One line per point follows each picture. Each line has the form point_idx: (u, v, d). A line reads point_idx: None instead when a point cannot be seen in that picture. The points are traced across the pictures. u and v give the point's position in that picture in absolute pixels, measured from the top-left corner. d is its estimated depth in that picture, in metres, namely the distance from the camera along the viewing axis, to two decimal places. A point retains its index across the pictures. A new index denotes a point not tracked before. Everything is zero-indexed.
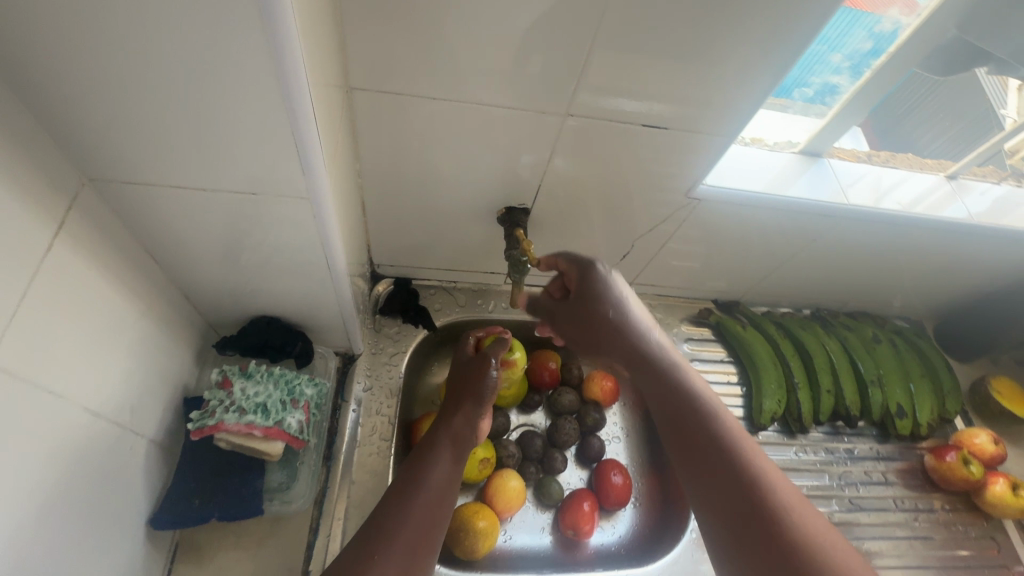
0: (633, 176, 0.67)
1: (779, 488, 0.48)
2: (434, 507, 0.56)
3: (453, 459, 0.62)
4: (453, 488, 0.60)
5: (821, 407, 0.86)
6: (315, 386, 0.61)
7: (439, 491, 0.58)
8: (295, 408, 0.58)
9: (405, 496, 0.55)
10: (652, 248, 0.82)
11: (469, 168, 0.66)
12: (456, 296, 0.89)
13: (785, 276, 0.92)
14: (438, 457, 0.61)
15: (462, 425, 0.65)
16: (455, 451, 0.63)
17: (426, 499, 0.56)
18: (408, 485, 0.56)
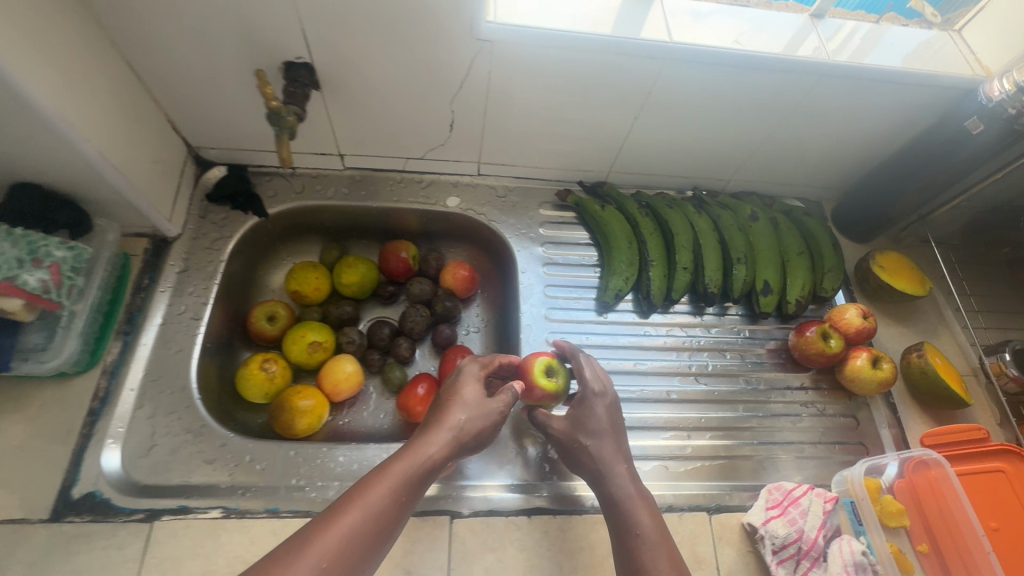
0: (406, 15, 0.60)
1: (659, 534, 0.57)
2: (369, 535, 0.50)
3: (409, 493, 0.54)
4: (399, 520, 0.53)
5: (675, 285, 0.81)
6: (70, 250, 0.60)
7: (383, 521, 0.51)
8: (38, 267, 0.57)
9: (341, 514, 0.50)
10: (477, 114, 0.75)
11: (219, 13, 0.59)
12: (293, 182, 0.85)
13: (646, 147, 0.84)
14: (393, 484, 0.53)
15: (433, 459, 0.57)
16: (418, 484, 0.55)
17: (365, 530, 0.50)
18: (353, 502, 0.51)
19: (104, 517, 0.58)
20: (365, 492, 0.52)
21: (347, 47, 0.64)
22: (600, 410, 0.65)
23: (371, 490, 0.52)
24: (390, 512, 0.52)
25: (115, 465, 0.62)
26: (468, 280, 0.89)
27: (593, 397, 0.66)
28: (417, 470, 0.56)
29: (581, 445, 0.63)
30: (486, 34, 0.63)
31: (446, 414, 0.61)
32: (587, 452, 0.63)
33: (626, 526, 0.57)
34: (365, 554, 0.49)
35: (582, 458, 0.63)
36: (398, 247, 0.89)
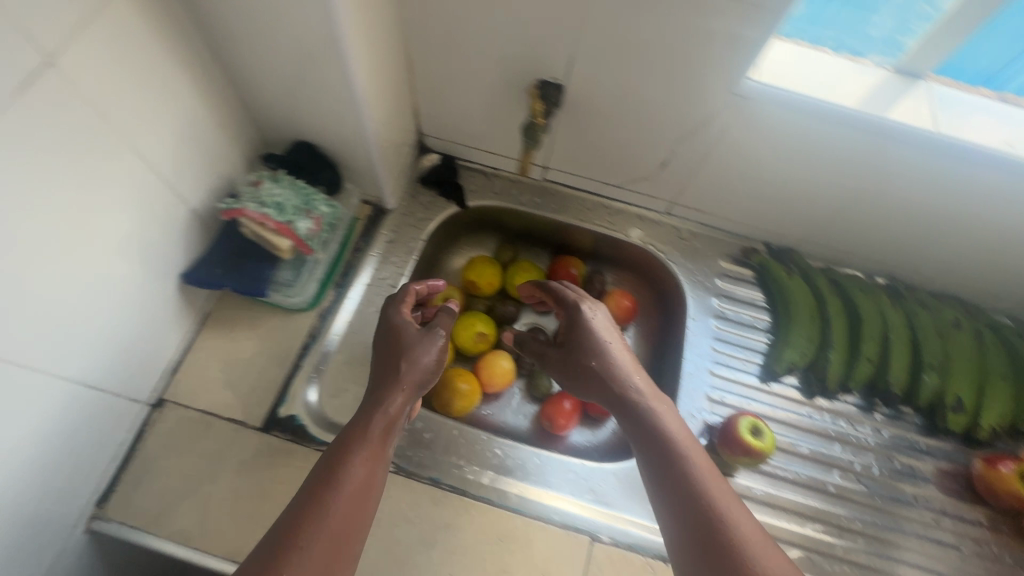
0: (671, 60, 0.63)
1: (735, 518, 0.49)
2: (366, 488, 0.52)
3: (378, 459, 0.55)
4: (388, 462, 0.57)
5: (855, 374, 0.78)
6: (331, 207, 0.70)
7: (360, 496, 0.52)
8: (308, 217, 0.67)
9: (338, 466, 0.52)
10: (693, 160, 0.76)
11: (503, 29, 0.66)
12: (493, 183, 0.91)
13: (855, 227, 0.80)
14: (376, 436, 0.56)
15: (391, 417, 0.57)
16: (387, 436, 0.56)
17: (346, 505, 0.50)
18: (346, 453, 0.53)
19: (301, 440, 0.67)
20: (344, 468, 0.52)
21: (602, 77, 0.68)
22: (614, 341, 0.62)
23: (367, 450, 0.54)
24: (374, 474, 0.54)
25: (315, 399, 0.70)
26: (629, 310, 0.90)
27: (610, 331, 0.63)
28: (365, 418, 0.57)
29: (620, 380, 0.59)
30: (745, 90, 0.63)
31: (398, 378, 0.59)
32: (570, 357, 0.62)
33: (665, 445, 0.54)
34: (364, 515, 0.51)
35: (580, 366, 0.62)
36: (569, 263, 0.93)
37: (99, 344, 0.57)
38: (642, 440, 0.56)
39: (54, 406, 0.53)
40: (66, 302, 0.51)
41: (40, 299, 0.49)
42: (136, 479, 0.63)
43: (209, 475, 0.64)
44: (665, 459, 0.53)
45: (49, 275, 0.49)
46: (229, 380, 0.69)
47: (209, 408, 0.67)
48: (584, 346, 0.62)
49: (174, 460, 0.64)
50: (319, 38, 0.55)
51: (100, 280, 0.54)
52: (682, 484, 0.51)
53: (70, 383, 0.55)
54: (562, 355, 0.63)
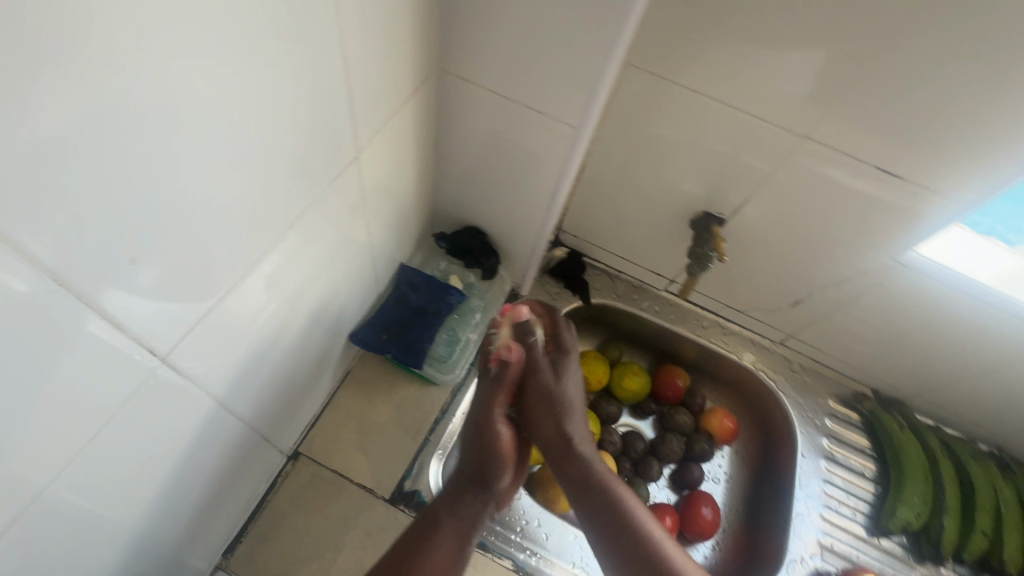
0: (841, 220, 0.68)
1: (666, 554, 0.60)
2: (452, 552, 0.60)
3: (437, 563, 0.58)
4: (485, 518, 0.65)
5: (968, 546, 0.76)
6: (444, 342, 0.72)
7: None
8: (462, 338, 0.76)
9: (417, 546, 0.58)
10: (828, 305, 0.80)
11: (685, 164, 0.72)
12: (616, 285, 0.95)
13: (968, 394, 0.83)
14: (467, 497, 0.63)
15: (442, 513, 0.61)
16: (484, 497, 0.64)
17: None
18: (426, 533, 0.60)
19: None
20: None
21: (767, 219, 0.73)
22: (571, 381, 0.68)
23: (453, 523, 0.61)
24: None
25: (439, 480, 0.70)
26: (731, 432, 0.91)
27: (570, 369, 0.69)
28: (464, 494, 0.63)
29: (563, 415, 0.66)
30: (907, 259, 0.68)
31: (503, 463, 0.64)
32: (557, 420, 0.66)
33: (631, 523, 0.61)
34: None
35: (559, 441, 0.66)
36: (676, 373, 0.94)
37: (273, 395, 0.59)
38: (579, 477, 0.65)
39: (230, 450, 0.55)
40: (269, 368, 0.55)
41: (258, 366, 0.52)
42: (263, 533, 0.62)
43: (334, 543, 0.63)
44: (637, 539, 0.60)
45: (268, 352, 0.53)
46: (362, 443, 0.70)
47: (341, 469, 0.67)
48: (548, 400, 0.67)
49: (304, 519, 0.64)
50: (547, 156, 0.60)
51: (297, 336, 0.58)
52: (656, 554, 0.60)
53: (248, 431, 0.56)
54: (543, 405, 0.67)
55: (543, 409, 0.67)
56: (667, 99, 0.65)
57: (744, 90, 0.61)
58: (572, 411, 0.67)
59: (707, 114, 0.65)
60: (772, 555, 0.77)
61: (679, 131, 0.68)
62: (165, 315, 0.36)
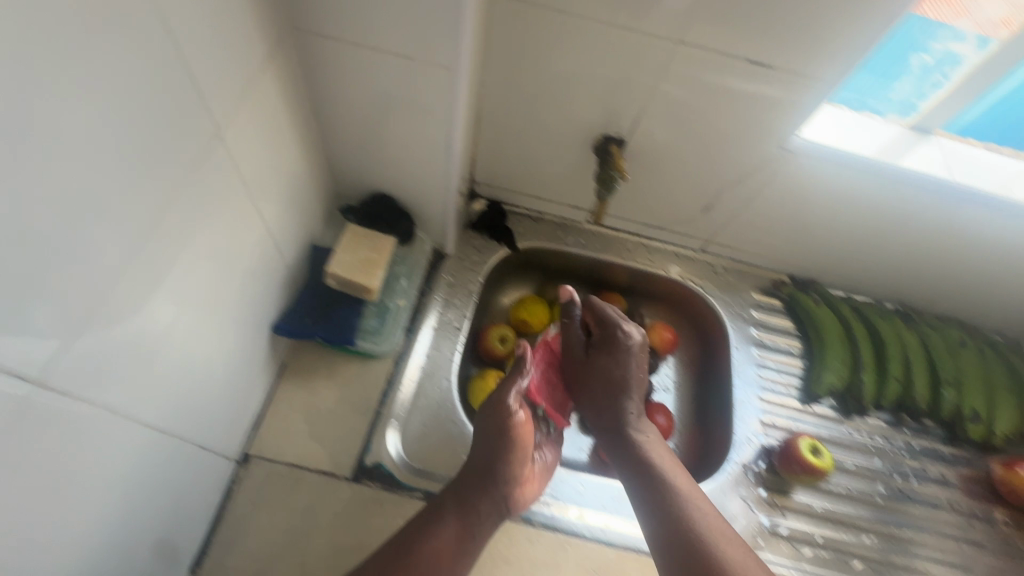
0: (727, 120, 0.71)
1: (701, 525, 0.58)
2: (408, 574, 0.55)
3: (465, 514, 0.61)
4: (461, 553, 0.59)
5: (885, 392, 0.85)
6: (379, 313, 0.70)
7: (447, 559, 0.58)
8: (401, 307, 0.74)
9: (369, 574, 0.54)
10: (734, 204, 0.84)
11: (574, 91, 0.72)
12: (539, 226, 0.96)
13: (867, 260, 0.91)
14: (443, 516, 0.60)
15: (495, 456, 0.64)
16: (466, 511, 0.62)
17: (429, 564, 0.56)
18: (399, 552, 0.56)
19: (392, 488, 0.67)
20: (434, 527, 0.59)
21: (662, 130, 0.74)
22: (632, 361, 0.72)
23: (414, 540, 0.58)
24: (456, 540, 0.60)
25: (399, 450, 0.70)
26: (671, 341, 0.95)
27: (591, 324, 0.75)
28: (475, 479, 0.64)
29: (608, 368, 0.72)
30: (792, 145, 0.72)
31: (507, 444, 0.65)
32: (616, 398, 0.71)
33: (684, 515, 0.60)
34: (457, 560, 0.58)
35: (609, 394, 0.72)
36: (613, 299, 0.97)
37: (148, 374, 0.45)
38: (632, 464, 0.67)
39: (86, 440, 0.40)
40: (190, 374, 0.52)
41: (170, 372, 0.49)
42: (229, 540, 0.61)
43: (304, 530, 0.63)
44: (662, 501, 0.62)
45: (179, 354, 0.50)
46: (313, 431, 0.69)
47: (296, 460, 0.67)
48: (612, 377, 0.72)
49: (266, 516, 0.63)
50: (432, 105, 0.59)
51: (175, 312, 0.47)
52: (684, 523, 0.59)
53: (101, 408, 0.41)
54: (603, 381, 0.72)
55: (589, 384, 0.74)
56: (541, 27, 0.65)
57: (610, 4, 0.61)
58: (630, 394, 0.71)
59: (582, 36, 0.65)
60: (725, 443, 0.83)
61: (562, 57, 0.68)
62: (22, 338, 0.32)
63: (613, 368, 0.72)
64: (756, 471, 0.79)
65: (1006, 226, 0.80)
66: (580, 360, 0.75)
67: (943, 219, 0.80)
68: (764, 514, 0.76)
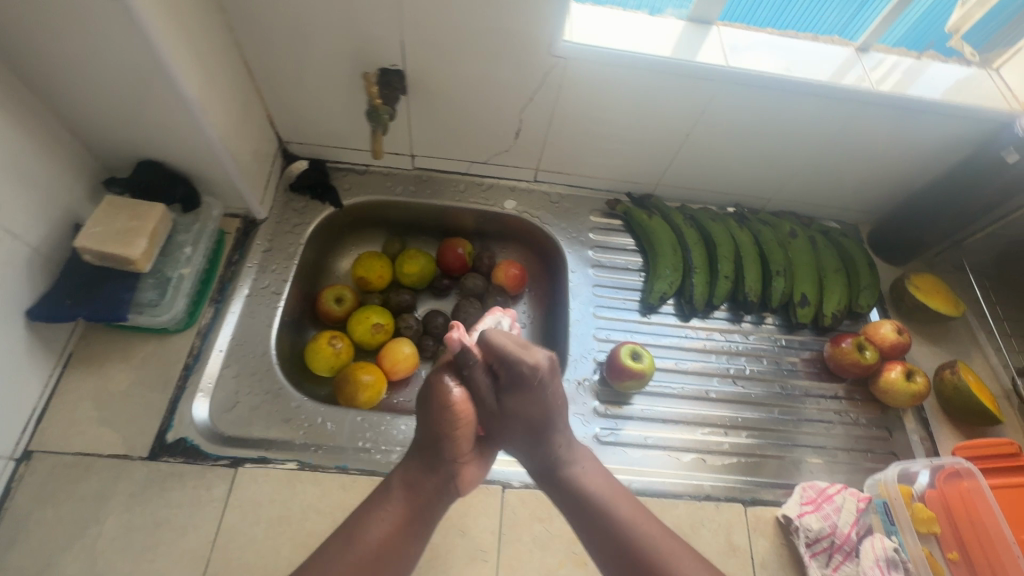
0: (491, 32, 0.68)
1: (656, 537, 0.58)
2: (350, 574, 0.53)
3: (410, 512, 0.58)
4: (405, 536, 0.57)
5: (716, 291, 0.86)
6: (157, 285, 0.67)
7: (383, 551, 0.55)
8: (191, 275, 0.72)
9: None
10: (541, 125, 0.83)
11: (328, 23, 0.68)
12: (366, 179, 0.93)
13: (692, 166, 0.91)
14: (384, 505, 0.57)
15: (443, 445, 0.58)
16: (411, 498, 0.58)
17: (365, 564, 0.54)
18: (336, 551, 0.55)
19: (195, 460, 0.65)
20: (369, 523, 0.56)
21: (434, 54, 0.71)
22: (552, 387, 0.59)
23: (350, 536, 0.56)
24: (393, 532, 0.56)
25: (204, 415, 0.69)
26: (518, 277, 0.95)
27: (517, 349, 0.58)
28: (427, 467, 0.59)
29: (525, 400, 0.59)
30: (562, 51, 0.70)
31: (454, 427, 0.58)
32: (542, 431, 0.61)
33: (637, 543, 0.57)
34: (394, 557, 0.56)
35: (539, 427, 0.60)
36: (456, 243, 0.95)
37: None
38: (569, 502, 0.61)
39: None
40: None
41: None
42: (8, 540, 0.58)
43: (94, 516, 0.60)
44: (614, 532, 0.58)
45: None
46: (104, 417, 0.66)
47: (85, 448, 0.63)
48: (535, 416, 0.60)
49: (50, 509, 0.60)
50: (132, 48, 0.55)
51: None
52: (622, 540, 0.57)
53: None
54: (531, 422, 0.60)
55: (513, 418, 0.60)
56: None
57: None
58: (557, 430, 0.61)
59: None
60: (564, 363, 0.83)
61: None
62: None
63: (536, 402, 0.59)
64: (591, 385, 0.79)
65: (802, 109, 0.80)
66: (496, 400, 0.60)
67: (740, 112, 0.80)
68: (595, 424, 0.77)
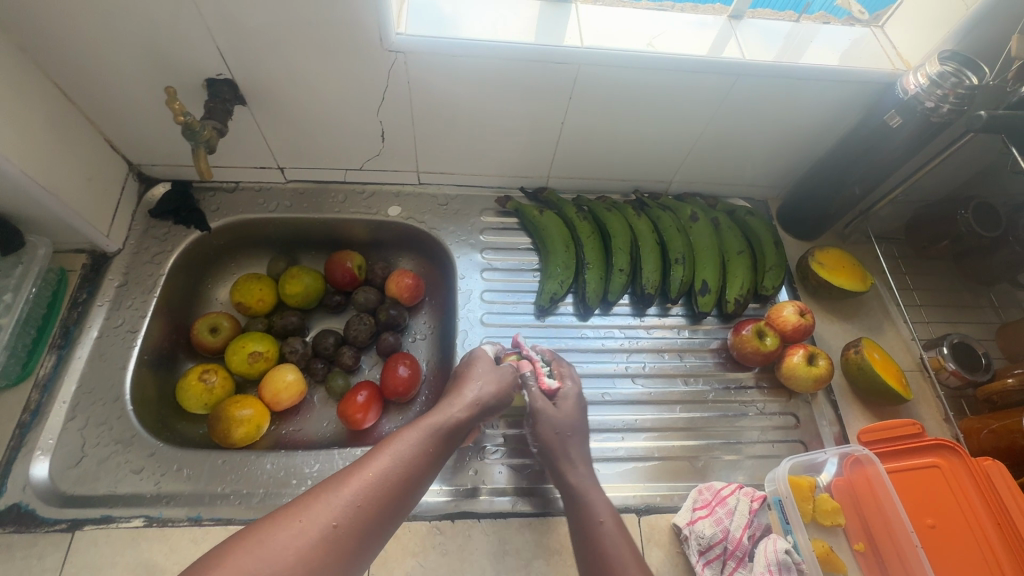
0: (312, 29, 0.62)
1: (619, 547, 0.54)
2: (387, 490, 0.49)
3: (440, 446, 0.55)
4: (426, 475, 0.53)
5: (611, 286, 0.82)
6: None
7: (414, 470, 0.51)
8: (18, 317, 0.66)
9: (357, 473, 0.48)
10: (405, 125, 0.77)
11: (130, 34, 0.62)
12: (236, 197, 0.87)
13: (579, 155, 0.85)
14: (425, 435, 0.54)
15: (478, 406, 0.60)
16: (447, 442, 0.56)
17: (395, 475, 0.50)
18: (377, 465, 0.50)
19: (26, 527, 0.59)
20: (399, 441, 0.52)
21: (262, 58, 0.65)
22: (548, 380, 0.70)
23: (389, 449, 0.51)
24: (427, 458, 0.53)
25: (41, 475, 0.63)
26: (412, 287, 0.90)
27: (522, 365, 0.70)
28: (468, 417, 0.58)
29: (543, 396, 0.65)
30: (397, 44, 0.64)
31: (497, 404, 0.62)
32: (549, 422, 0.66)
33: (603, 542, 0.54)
34: (417, 486, 0.52)
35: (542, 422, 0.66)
36: (343, 257, 0.89)
37: None
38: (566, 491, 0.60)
39: None
40: None
41: None
42: None
43: None
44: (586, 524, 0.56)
45: None
46: None
47: None
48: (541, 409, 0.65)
49: None
50: None
51: None
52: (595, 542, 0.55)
53: None
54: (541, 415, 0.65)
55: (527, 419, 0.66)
56: None
57: None
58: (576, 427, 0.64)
59: None
60: None
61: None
62: None
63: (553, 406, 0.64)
64: None
65: (681, 87, 0.74)
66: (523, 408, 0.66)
67: (617, 96, 0.75)
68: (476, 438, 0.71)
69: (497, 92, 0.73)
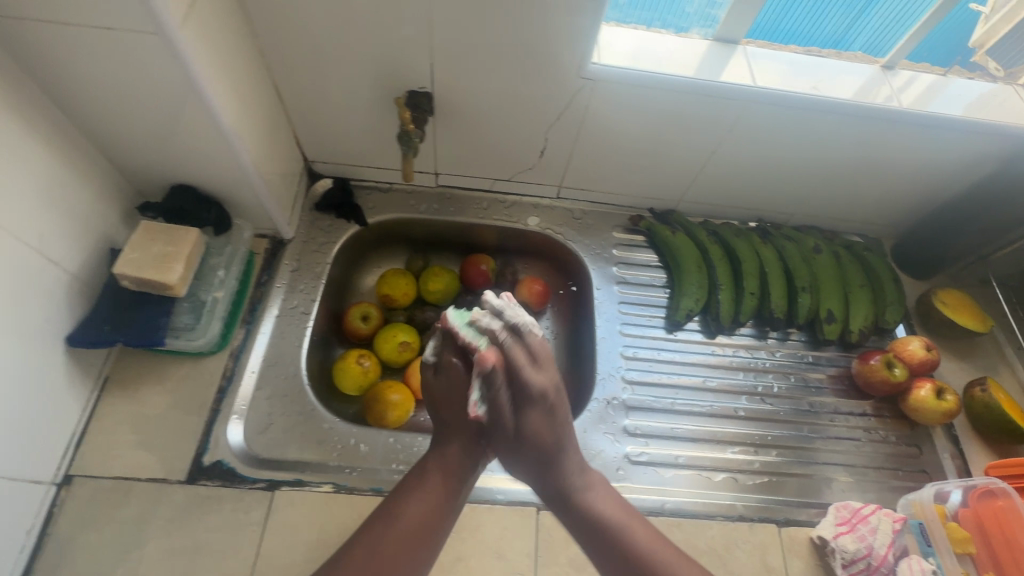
0: (519, 56, 0.69)
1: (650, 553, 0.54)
2: (404, 544, 0.52)
3: (448, 492, 0.58)
4: (441, 527, 0.56)
5: (742, 308, 0.87)
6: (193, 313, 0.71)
7: (422, 529, 0.54)
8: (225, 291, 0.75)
9: (364, 543, 0.52)
10: (567, 144, 0.83)
11: (359, 49, 0.69)
12: (390, 197, 0.93)
13: (715, 183, 0.91)
14: (428, 491, 0.57)
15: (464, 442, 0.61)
16: (451, 485, 0.58)
17: (403, 539, 0.53)
18: (381, 525, 0.53)
19: (231, 482, 0.65)
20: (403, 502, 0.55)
21: (464, 77, 0.72)
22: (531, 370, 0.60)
23: (400, 510, 0.55)
24: (432, 508, 0.56)
25: (239, 438, 0.69)
26: (542, 293, 0.93)
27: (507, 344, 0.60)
28: (465, 454, 0.60)
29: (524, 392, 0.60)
30: (591, 73, 0.71)
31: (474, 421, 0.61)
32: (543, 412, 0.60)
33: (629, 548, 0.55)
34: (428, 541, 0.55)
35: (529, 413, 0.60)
36: (480, 260, 0.95)
37: None
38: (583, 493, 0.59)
39: None
40: None
41: None
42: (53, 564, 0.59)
43: (136, 541, 0.61)
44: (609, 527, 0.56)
45: None
46: (142, 440, 0.66)
47: (124, 472, 0.64)
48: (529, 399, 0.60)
49: (93, 534, 0.60)
50: (170, 80, 0.55)
51: None
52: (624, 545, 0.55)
53: None
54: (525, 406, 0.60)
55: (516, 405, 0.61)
56: None
57: None
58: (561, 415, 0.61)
59: None
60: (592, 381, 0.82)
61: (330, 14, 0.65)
62: None
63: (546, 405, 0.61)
64: (621, 404, 0.79)
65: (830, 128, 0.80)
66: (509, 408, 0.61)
67: (767, 132, 0.81)
68: (626, 442, 0.76)
69: (661, 121, 0.79)
